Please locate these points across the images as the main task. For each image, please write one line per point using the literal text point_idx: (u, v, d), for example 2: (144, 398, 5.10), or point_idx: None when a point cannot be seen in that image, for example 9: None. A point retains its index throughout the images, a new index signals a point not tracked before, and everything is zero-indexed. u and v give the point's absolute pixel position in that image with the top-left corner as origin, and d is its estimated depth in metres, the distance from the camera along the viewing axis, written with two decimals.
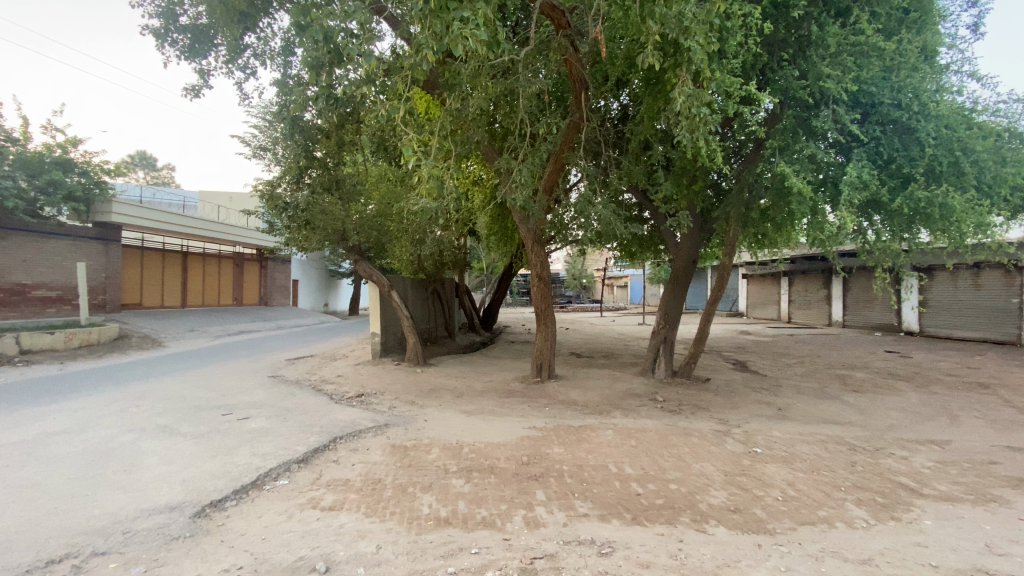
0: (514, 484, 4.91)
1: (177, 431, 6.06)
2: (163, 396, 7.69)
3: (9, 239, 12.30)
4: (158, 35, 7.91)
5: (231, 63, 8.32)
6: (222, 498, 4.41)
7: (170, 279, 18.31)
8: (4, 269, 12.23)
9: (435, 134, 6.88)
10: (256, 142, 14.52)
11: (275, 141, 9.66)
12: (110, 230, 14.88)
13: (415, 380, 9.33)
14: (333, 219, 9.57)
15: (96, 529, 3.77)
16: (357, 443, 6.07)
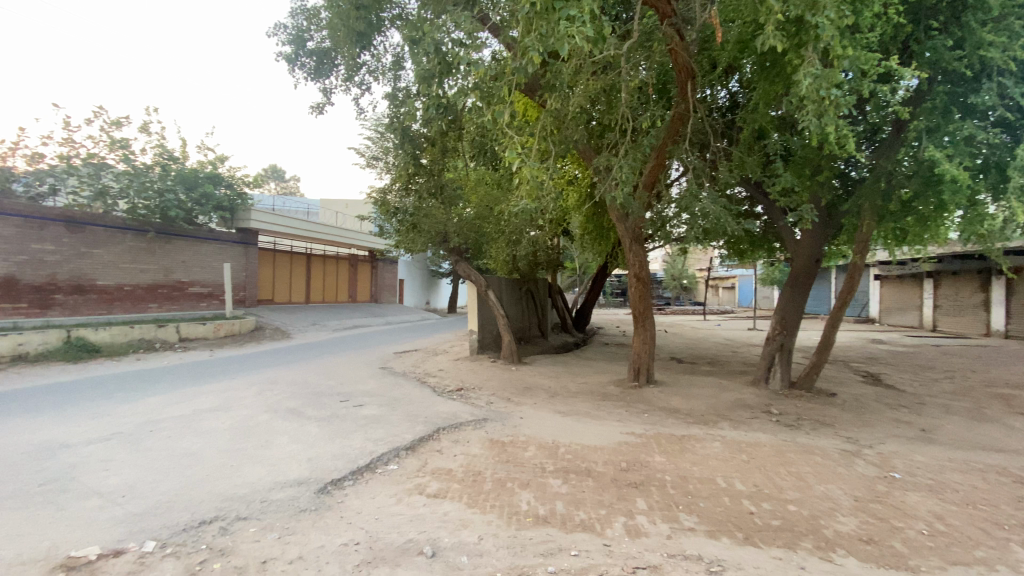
0: (613, 490, 4.79)
1: (303, 414, 6.74)
2: (290, 382, 8.60)
3: (173, 243, 14.25)
4: (291, 60, 8.88)
5: (349, 80, 9.08)
6: (342, 477, 4.83)
7: (296, 278, 20.44)
8: (168, 268, 14.13)
9: (536, 134, 6.95)
10: (369, 153, 15.87)
11: (385, 150, 10.40)
12: (250, 234, 17.02)
13: (512, 378, 9.50)
14: (435, 221, 10.06)
15: (240, 496, 4.30)
16: (458, 435, 6.31)
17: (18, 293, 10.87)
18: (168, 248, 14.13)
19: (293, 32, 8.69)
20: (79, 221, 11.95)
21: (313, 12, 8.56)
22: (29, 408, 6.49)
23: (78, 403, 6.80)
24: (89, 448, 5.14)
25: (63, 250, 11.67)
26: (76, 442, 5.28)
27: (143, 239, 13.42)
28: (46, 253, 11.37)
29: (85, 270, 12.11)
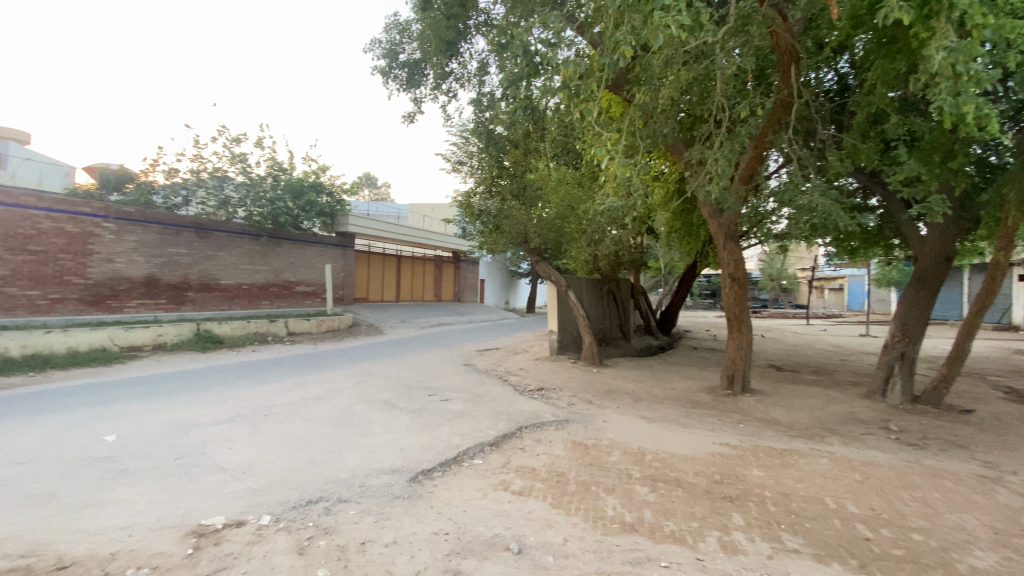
0: (705, 502, 4.54)
1: (395, 406, 7.12)
2: (382, 376, 9.12)
3: (283, 246, 15.74)
4: (385, 73, 9.41)
5: (438, 89, 9.45)
6: (431, 468, 5.03)
7: (387, 278, 21.66)
8: (277, 269, 15.59)
9: (624, 130, 6.81)
10: (455, 157, 16.40)
11: (470, 153, 10.66)
12: (347, 238, 18.33)
13: (594, 380, 9.36)
14: (516, 221, 9.90)
15: (340, 479, 4.62)
16: (541, 434, 6.33)
17: (160, 291, 12.54)
18: (279, 250, 15.63)
19: (387, 46, 9.20)
20: (207, 228, 13.57)
21: (405, 25, 9.01)
22: (168, 391, 7.46)
23: (206, 388, 7.71)
24: (214, 429, 5.80)
25: (194, 253, 13.26)
26: (205, 422, 5.99)
27: (258, 243, 14.95)
28: (181, 255, 12.99)
29: (212, 271, 13.70)
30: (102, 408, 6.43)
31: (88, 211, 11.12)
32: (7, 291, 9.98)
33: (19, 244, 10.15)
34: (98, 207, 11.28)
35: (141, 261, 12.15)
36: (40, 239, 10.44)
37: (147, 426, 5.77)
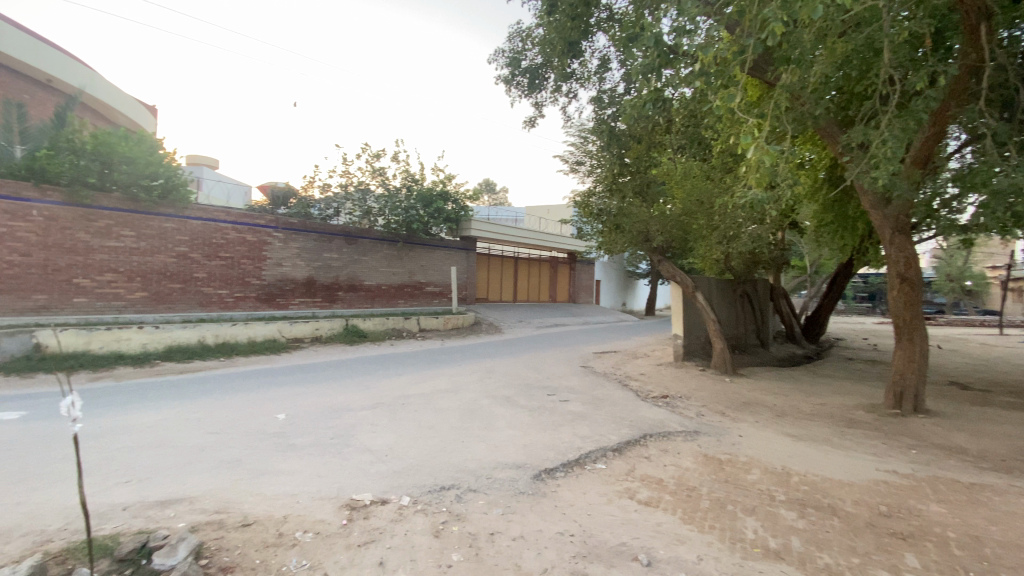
0: (868, 536, 3.94)
1: (517, 403, 7.31)
2: (505, 373, 9.43)
3: (415, 250, 17.07)
4: (508, 80, 9.73)
5: (558, 91, 9.54)
6: (555, 468, 5.06)
7: (506, 279, 22.39)
8: (410, 271, 16.94)
9: (768, 115, 6.21)
10: (574, 157, 16.30)
11: (589, 153, 10.68)
12: (469, 241, 19.30)
13: (725, 390, 8.67)
14: (638, 219, 9.57)
15: (470, 470, 4.86)
16: (667, 444, 6.02)
17: (315, 291, 14.37)
18: (412, 254, 16.97)
19: (510, 55, 9.51)
20: (354, 235, 15.22)
21: (528, 32, 9.22)
22: (324, 378, 8.50)
23: (354, 377, 8.65)
24: (361, 413, 6.47)
25: (342, 257, 14.96)
26: (354, 407, 6.71)
27: (395, 247, 16.39)
28: (332, 259, 14.73)
29: (356, 273, 15.33)
30: (275, 390, 7.54)
31: (262, 223, 13.14)
32: (206, 290, 12.19)
33: (214, 251, 12.32)
34: (270, 220, 13.28)
35: (302, 264, 14.03)
36: (229, 247, 12.57)
37: (309, 408, 6.63)
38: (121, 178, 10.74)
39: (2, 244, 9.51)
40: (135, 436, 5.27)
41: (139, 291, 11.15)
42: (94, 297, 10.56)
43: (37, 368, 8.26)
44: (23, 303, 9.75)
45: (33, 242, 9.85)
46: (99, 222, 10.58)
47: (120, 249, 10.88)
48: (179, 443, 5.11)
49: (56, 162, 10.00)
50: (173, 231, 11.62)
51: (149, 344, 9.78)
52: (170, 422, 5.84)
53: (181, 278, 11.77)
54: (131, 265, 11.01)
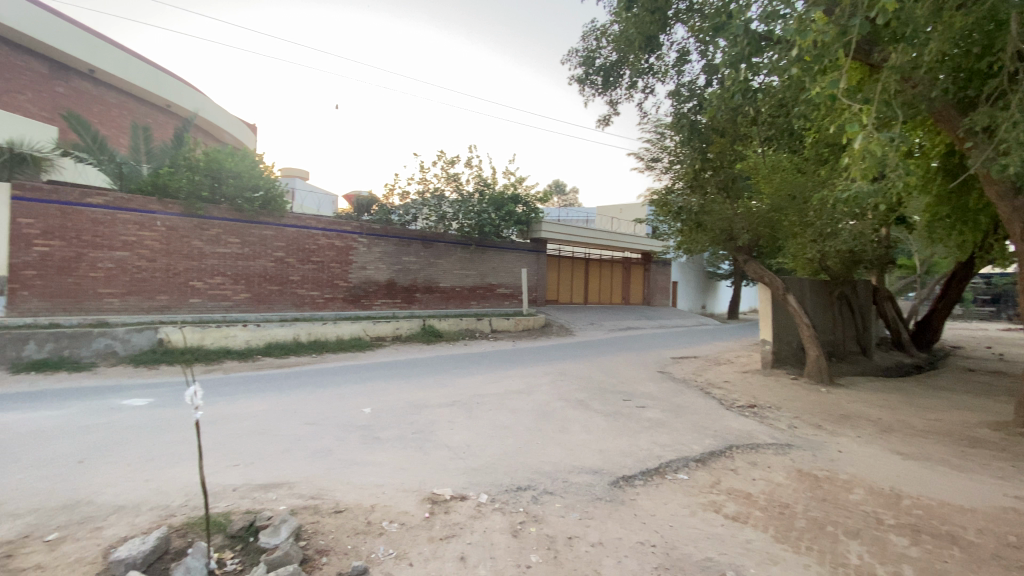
0: (1002, 574, 3.44)
1: (592, 407, 7.20)
2: (579, 376, 9.33)
3: (488, 252, 17.39)
4: (582, 80, 9.64)
5: (634, 88, 9.30)
6: (633, 475, 4.92)
7: (578, 280, 22.19)
8: (483, 273, 17.30)
9: (875, 100, 5.65)
10: (650, 155, 15.82)
11: (667, 148, 10.29)
12: (540, 243, 19.34)
13: (820, 401, 7.99)
14: (721, 217, 9.06)
15: (546, 472, 4.85)
16: (755, 457, 5.65)
17: (395, 292, 15.06)
18: (484, 257, 17.30)
19: (584, 54, 9.41)
20: (430, 239, 15.79)
21: (603, 29, 9.08)
22: (404, 376, 8.88)
23: (432, 375, 8.97)
24: (440, 411, 6.67)
25: (420, 260, 15.58)
26: (432, 405, 6.94)
27: (468, 250, 16.79)
28: (411, 262, 15.39)
29: (433, 275, 15.91)
30: (360, 386, 7.99)
31: (348, 229, 14.01)
32: (299, 292, 13.20)
33: (306, 256, 13.30)
34: (355, 226, 14.12)
35: (383, 267, 14.77)
36: (319, 252, 13.52)
37: (391, 403, 6.95)
38: (229, 191, 11.95)
39: (134, 251, 10.88)
40: (242, 423, 5.81)
41: (243, 293, 12.29)
42: (206, 298, 11.78)
43: (162, 360, 9.36)
44: (151, 303, 11.09)
45: (158, 249, 11.17)
46: (210, 231, 11.79)
47: (227, 254, 12.06)
48: (278, 431, 5.55)
49: (176, 178, 11.35)
50: (271, 238, 12.69)
51: (251, 340, 10.74)
52: (270, 412, 6.37)
53: (278, 280, 12.83)
54: (236, 269, 12.17)
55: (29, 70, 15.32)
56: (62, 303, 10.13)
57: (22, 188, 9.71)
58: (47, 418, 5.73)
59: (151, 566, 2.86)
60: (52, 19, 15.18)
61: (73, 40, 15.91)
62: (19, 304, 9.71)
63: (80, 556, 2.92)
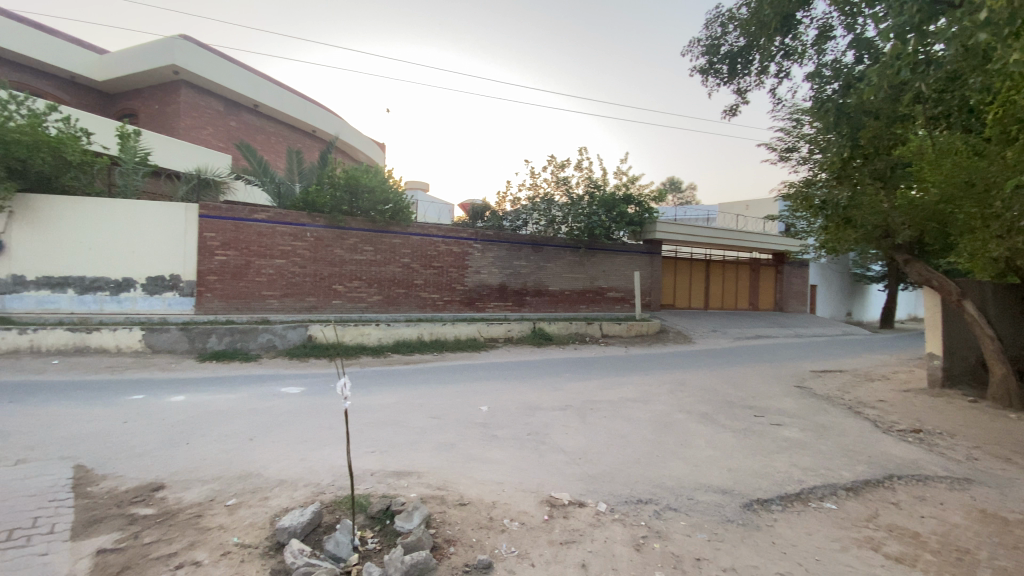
0: None
1: (717, 421, 6.70)
2: (700, 386, 8.77)
3: (599, 255, 17.14)
4: (705, 70, 9.08)
5: (765, 73, 8.53)
6: (769, 499, 4.47)
7: (696, 284, 20.93)
8: (594, 276, 17.07)
9: None
10: (782, 145, 14.29)
11: (806, 135, 9.25)
12: (655, 244, 18.56)
13: (1013, 430, 6.58)
14: (875, 211, 7.99)
15: (668, 486, 4.61)
16: (924, 491, 4.81)
17: (508, 296, 15.48)
18: (595, 260, 17.07)
19: (708, 42, 8.86)
20: (541, 243, 15.98)
21: (730, 14, 8.46)
22: (519, 377, 9.07)
23: (545, 377, 9.05)
24: (555, 414, 6.69)
25: (531, 264, 15.83)
26: (547, 407, 6.98)
27: (578, 253, 16.67)
28: (523, 267, 15.72)
29: (545, 279, 16.08)
30: (478, 385, 8.32)
31: (465, 235, 14.72)
32: (422, 295, 14.16)
33: (428, 262, 14.23)
34: (471, 232, 14.78)
35: (497, 272, 15.27)
36: (439, 257, 14.38)
37: (508, 403, 7.14)
38: (365, 204, 13.28)
39: (289, 259, 12.53)
40: (375, 414, 6.36)
41: (375, 296, 13.50)
42: (345, 300, 13.15)
43: (310, 354, 10.65)
44: (301, 304, 12.67)
45: (308, 257, 12.74)
46: (349, 240, 13.16)
47: (362, 261, 13.35)
48: (407, 423, 5.99)
49: (322, 195, 12.87)
50: (398, 245, 13.79)
51: (381, 338, 11.74)
52: (399, 405, 6.89)
53: (404, 284, 13.90)
54: (369, 274, 13.42)
55: (211, 109, 18.46)
56: (236, 303, 12.00)
57: (208, 208, 11.68)
58: (226, 399, 6.81)
59: (308, 536, 3.23)
60: (226, 65, 18.13)
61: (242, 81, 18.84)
62: (205, 304, 11.69)
63: (253, 520, 3.39)
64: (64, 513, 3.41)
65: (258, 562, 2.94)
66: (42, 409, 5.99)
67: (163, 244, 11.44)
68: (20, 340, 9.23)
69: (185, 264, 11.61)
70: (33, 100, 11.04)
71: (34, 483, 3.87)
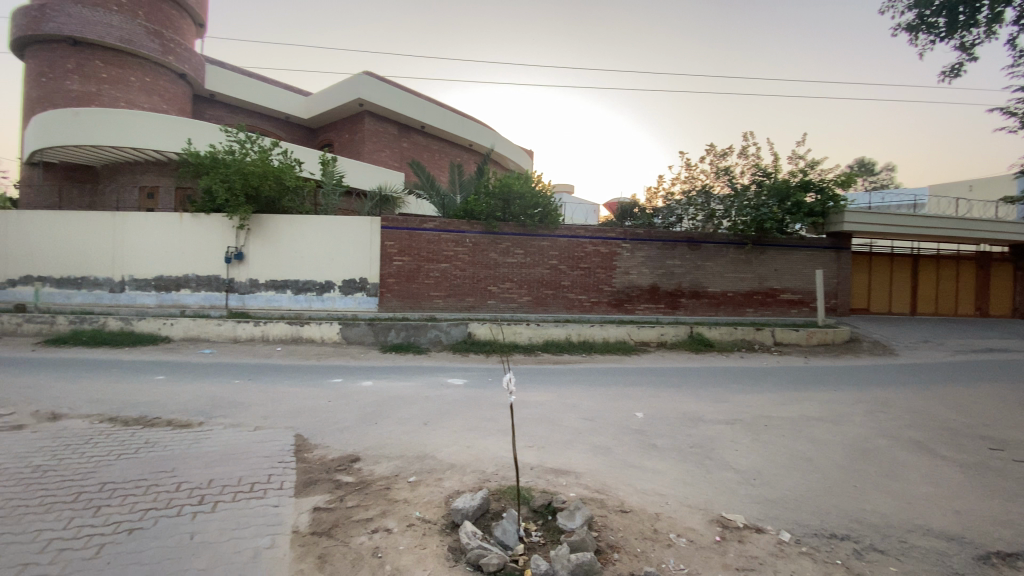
0: None
1: (935, 451, 5.47)
2: (907, 407, 7.27)
3: (769, 252, 15.34)
4: (912, 28, 7.56)
5: (1000, 21, 6.79)
6: (1020, 557, 3.50)
7: (897, 284, 17.46)
8: (764, 276, 15.34)
9: None
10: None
11: None
12: (842, 239, 15.94)
13: None
14: None
15: (871, 523, 3.88)
16: None
17: (662, 297, 14.75)
18: (764, 258, 15.32)
19: None
20: (698, 240, 14.90)
21: None
22: (674, 384, 8.56)
23: (705, 387, 8.39)
24: (719, 427, 6.13)
25: (687, 263, 14.85)
26: (711, 419, 6.43)
27: (744, 251, 15.15)
28: (678, 266, 14.82)
29: (702, 279, 14.95)
30: (631, 390, 8.06)
31: (614, 235, 14.42)
32: (570, 296, 14.25)
33: (577, 263, 14.27)
34: (622, 232, 14.43)
35: (648, 272, 14.66)
36: (588, 258, 14.32)
37: (667, 412, 6.76)
38: (516, 210, 13.92)
39: (452, 263, 13.65)
40: (531, 410, 6.55)
41: (526, 297, 13.97)
42: (499, 300, 13.87)
43: (470, 350, 11.46)
44: (461, 304, 13.70)
45: (467, 261, 13.71)
46: (503, 244, 13.86)
47: (514, 263, 13.94)
48: (562, 422, 6.04)
49: (480, 203, 13.76)
50: (548, 247, 14.09)
51: (532, 338, 12.12)
52: (552, 403, 7.00)
53: (553, 285, 14.14)
54: (522, 275, 13.96)
55: (387, 134, 21.11)
56: (408, 303, 13.49)
57: (387, 220, 13.33)
58: (403, 388, 7.64)
59: (478, 520, 3.43)
60: (399, 93, 20.49)
61: (412, 105, 21.04)
62: (385, 303, 13.37)
63: (431, 498, 3.72)
64: (290, 472, 4.14)
65: (438, 537, 3.21)
66: (271, 386, 7.41)
67: (354, 251, 13.37)
68: (256, 331, 11.57)
69: (370, 269, 13.41)
70: (263, 138, 13.62)
71: (269, 446, 4.78)
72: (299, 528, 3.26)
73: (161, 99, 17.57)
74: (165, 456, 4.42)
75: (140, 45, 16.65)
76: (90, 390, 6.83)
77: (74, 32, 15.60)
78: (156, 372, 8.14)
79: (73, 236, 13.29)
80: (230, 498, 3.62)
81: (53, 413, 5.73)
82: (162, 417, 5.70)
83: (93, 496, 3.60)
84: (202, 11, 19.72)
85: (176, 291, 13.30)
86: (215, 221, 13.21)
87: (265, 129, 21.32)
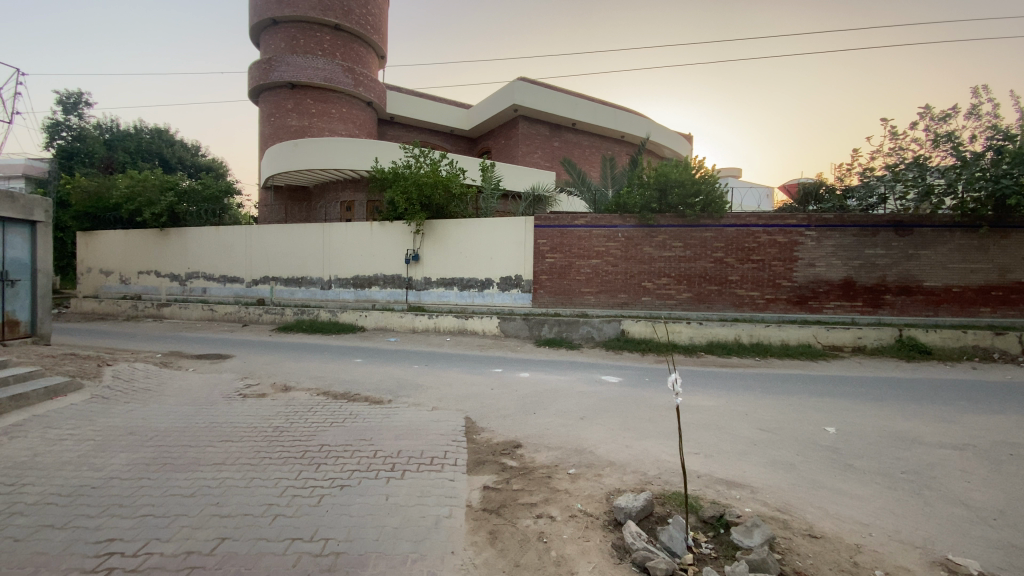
0: None
1: None
2: None
3: (1012, 237, 12.03)
4: None
5: None
6: None
7: None
8: (1006, 266, 12.08)
9: None
10: None
11: None
12: None
13: None
14: None
15: None
16: None
17: (857, 293, 12.56)
18: (1005, 244, 12.06)
19: None
20: (907, 225, 12.35)
21: None
22: (875, 396, 7.24)
23: (917, 401, 6.94)
24: (941, 452, 4.98)
25: (890, 252, 12.42)
26: (931, 442, 5.27)
27: (975, 236, 12.12)
28: (878, 257, 12.47)
29: (912, 271, 12.37)
30: (816, 399, 7.05)
31: (794, 222, 12.68)
32: (738, 292, 12.97)
33: (746, 255, 12.92)
34: (801, 219, 12.65)
35: (838, 264, 12.60)
36: (760, 249, 12.86)
37: (868, 429, 5.73)
38: (674, 199, 13.10)
39: (604, 259, 13.51)
40: (695, 415, 6.13)
41: (685, 293, 13.14)
42: (654, 297, 13.28)
43: (624, 347, 11.17)
44: (613, 300, 13.47)
45: (620, 257, 13.43)
46: (658, 237, 13.26)
47: (672, 257, 13.22)
48: (732, 430, 5.53)
49: (633, 197, 13.52)
50: (711, 239, 13.04)
51: (694, 337, 11.38)
52: (719, 409, 6.47)
53: (718, 280, 13.04)
54: (681, 270, 13.17)
55: (540, 135, 21.75)
56: (561, 298, 13.74)
57: (540, 218, 13.74)
58: (558, 381, 7.81)
59: (641, 522, 3.32)
60: (552, 94, 20.84)
61: (564, 104, 21.26)
62: (539, 299, 13.83)
63: (592, 493, 3.71)
64: (462, 451, 4.52)
65: (600, 533, 3.19)
66: (442, 373, 8.22)
67: (512, 250, 14.06)
68: (429, 323, 12.92)
69: (526, 266, 13.96)
70: (433, 152, 15.13)
71: (443, 425, 5.29)
72: (472, 504, 3.54)
73: (353, 125, 20.65)
74: (364, 427, 5.19)
75: (338, 81, 19.73)
76: (309, 368, 8.41)
77: (291, 77, 19.16)
78: (354, 356, 9.67)
79: (296, 244, 16.40)
80: (415, 468, 4.09)
81: (285, 386, 7.16)
82: (360, 393, 6.72)
83: (314, 454, 4.40)
84: (384, 44, 22.57)
85: (368, 288, 15.51)
86: (397, 228, 15.08)
87: (434, 142, 23.74)
